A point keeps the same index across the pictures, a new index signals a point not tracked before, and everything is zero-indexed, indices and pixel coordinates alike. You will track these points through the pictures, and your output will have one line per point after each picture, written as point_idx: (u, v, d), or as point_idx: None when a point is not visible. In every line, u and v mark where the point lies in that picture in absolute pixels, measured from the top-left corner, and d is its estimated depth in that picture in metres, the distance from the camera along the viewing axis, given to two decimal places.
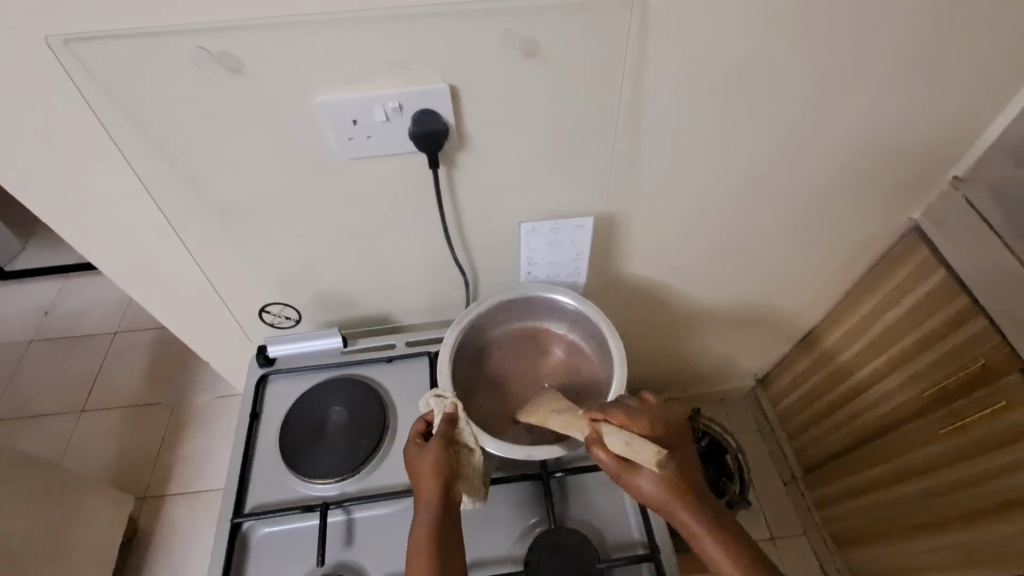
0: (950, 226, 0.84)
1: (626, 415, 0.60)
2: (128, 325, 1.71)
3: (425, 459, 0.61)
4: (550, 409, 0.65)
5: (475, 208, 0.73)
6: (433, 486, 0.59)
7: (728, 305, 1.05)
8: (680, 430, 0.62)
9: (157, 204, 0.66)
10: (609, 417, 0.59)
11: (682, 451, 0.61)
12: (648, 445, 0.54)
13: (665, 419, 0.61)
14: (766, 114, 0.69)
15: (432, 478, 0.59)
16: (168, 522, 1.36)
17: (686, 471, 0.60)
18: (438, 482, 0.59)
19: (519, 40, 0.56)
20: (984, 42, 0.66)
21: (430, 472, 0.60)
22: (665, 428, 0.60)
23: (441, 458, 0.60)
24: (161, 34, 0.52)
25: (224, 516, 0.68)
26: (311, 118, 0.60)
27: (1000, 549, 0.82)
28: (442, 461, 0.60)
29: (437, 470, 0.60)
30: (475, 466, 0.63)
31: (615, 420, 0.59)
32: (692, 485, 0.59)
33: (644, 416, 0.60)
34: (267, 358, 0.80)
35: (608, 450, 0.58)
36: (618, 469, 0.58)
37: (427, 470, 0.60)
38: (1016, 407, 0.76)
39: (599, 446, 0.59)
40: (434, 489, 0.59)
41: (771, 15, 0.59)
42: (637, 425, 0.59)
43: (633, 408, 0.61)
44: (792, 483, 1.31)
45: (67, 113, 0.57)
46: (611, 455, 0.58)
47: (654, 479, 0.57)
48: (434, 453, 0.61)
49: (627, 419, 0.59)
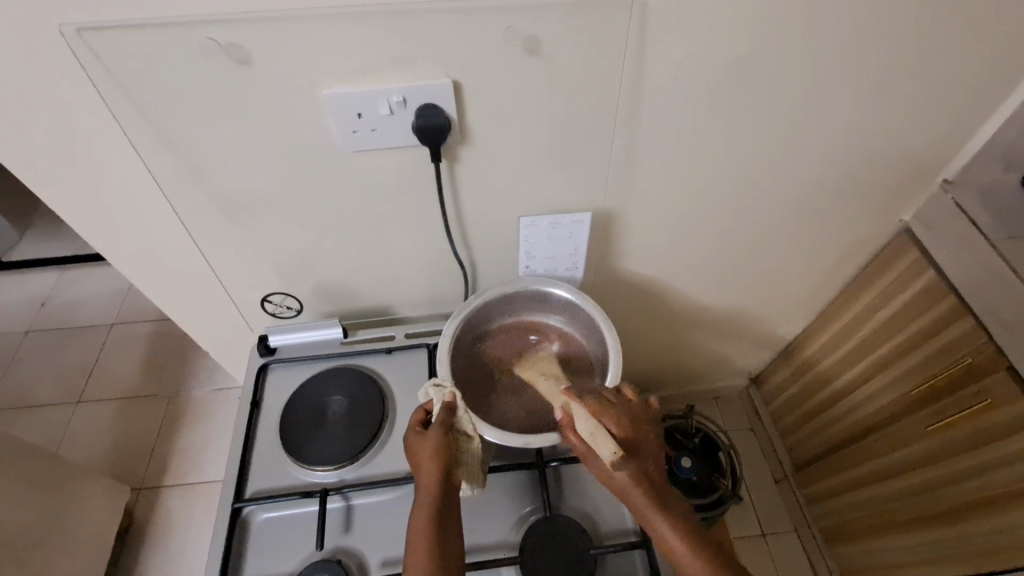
0: (939, 227, 0.86)
1: (599, 406, 0.63)
2: (126, 316, 1.72)
3: (425, 445, 0.62)
4: (540, 372, 0.73)
5: (476, 202, 0.74)
6: (433, 471, 0.60)
7: (722, 305, 1.07)
8: (656, 432, 0.63)
9: (165, 194, 0.68)
10: (586, 404, 0.63)
11: (657, 452, 0.62)
12: (608, 441, 0.59)
13: (640, 416, 0.63)
14: (761, 115, 0.70)
15: (431, 464, 0.61)
16: (163, 513, 1.37)
17: (661, 479, 0.60)
18: (438, 466, 0.61)
19: (521, 37, 0.58)
20: (975, 48, 0.68)
21: (429, 458, 0.61)
22: (639, 426, 0.62)
23: (441, 443, 0.62)
24: (174, 27, 0.53)
25: (225, 501, 0.69)
26: (316, 111, 0.61)
27: (984, 543, 0.83)
28: (441, 447, 0.62)
29: (436, 455, 0.61)
30: (473, 453, 0.64)
31: (590, 407, 0.63)
32: (660, 489, 0.59)
33: (620, 410, 0.63)
34: (268, 348, 0.82)
35: (578, 436, 0.62)
36: (586, 455, 0.61)
37: (427, 455, 0.61)
38: (1000, 405, 0.78)
39: (570, 430, 0.63)
40: (434, 473, 0.60)
41: (767, 17, 0.60)
42: (610, 417, 0.62)
43: (612, 402, 0.64)
44: (782, 480, 1.33)
45: (80, 102, 0.58)
46: (581, 441, 0.62)
47: (615, 474, 0.59)
48: (434, 439, 0.62)
49: (601, 410, 0.62)
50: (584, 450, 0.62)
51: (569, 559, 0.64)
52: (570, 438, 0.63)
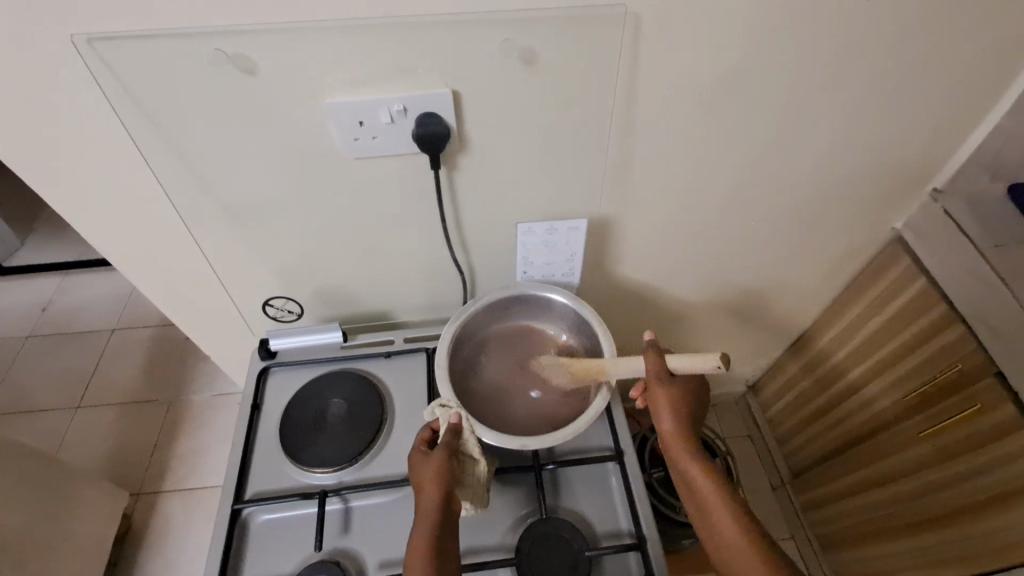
0: (930, 235, 0.87)
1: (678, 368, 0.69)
2: (126, 322, 1.73)
3: (429, 467, 0.62)
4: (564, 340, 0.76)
5: (475, 208, 0.76)
6: (434, 492, 0.60)
7: (719, 311, 1.08)
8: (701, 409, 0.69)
9: (171, 200, 0.69)
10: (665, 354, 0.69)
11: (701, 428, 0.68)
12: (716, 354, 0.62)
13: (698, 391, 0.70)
14: (752, 125, 0.72)
15: (433, 484, 0.61)
16: (161, 518, 1.37)
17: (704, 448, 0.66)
18: (440, 488, 0.61)
19: (519, 49, 0.59)
20: (961, 61, 0.70)
21: (432, 479, 0.61)
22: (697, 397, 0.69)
23: (444, 466, 0.62)
24: (182, 38, 0.55)
25: (225, 502, 0.70)
26: (318, 119, 0.62)
27: (976, 546, 0.84)
28: (444, 469, 0.62)
29: (439, 477, 0.61)
30: (478, 476, 0.65)
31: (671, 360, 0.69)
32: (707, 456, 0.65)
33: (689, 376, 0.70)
34: (269, 351, 0.83)
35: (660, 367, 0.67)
36: (656, 387, 0.67)
37: (429, 478, 0.61)
38: (989, 411, 0.79)
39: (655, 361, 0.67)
40: (435, 495, 0.60)
41: (757, 31, 0.62)
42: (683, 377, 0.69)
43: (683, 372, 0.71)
44: (780, 487, 1.34)
45: (90, 108, 0.59)
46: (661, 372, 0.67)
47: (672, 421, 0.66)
48: (438, 461, 0.62)
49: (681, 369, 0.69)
50: (661, 377, 0.67)
51: (564, 560, 0.65)
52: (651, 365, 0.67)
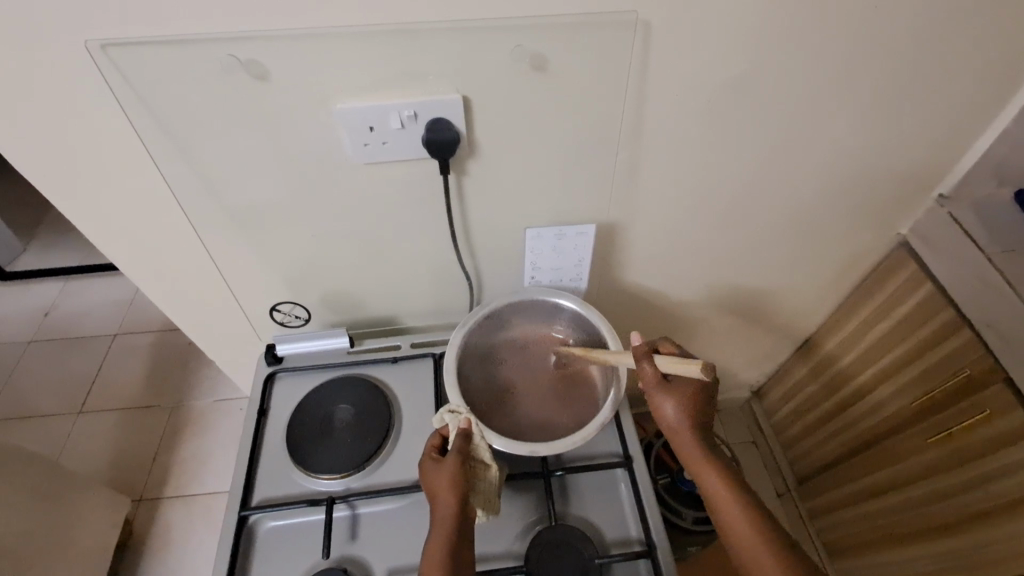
0: (937, 240, 0.87)
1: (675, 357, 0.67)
2: (129, 327, 1.72)
3: (442, 473, 0.62)
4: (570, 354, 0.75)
5: (482, 213, 0.75)
6: (450, 497, 0.60)
7: (724, 316, 1.08)
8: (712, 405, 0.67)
9: (180, 205, 0.69)
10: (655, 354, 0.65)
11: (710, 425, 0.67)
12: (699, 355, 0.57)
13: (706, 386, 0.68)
14: (760, 130, 0.72)
15: (449, 490, 0.60)
16: (162, 525, 1.36)
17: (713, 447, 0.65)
18: (456, 495, 0.60)
19: (529, 55, 0.60)
20: (969, 65, 0.69)
21: (447, 485, 0.61)
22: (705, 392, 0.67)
23: (458, 472, 0.62)
24: (195, 43, 0.55)
25: (232, 509, 0.69)
26: (329, 124, 0.63)
27: (984, 554, 0.84)
28: (459, 475, 0.62)
29: (454, 483, 0.61)
30: (490, 481, 0.65)
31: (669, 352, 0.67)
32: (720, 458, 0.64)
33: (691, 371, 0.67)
34: (276, 356, 0.82)
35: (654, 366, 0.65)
36: (655, 384, 0.65)
37: (444, 484, 0.61)
38: (999, 417, 0.79)
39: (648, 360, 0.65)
40: (452, 501, 0.60)
41: (765, 37, 0.62)
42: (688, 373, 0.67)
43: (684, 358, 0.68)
44: (785, 493, 1.32)
45: (101, 112, 0.59)
46: (654, 370, 0.65)
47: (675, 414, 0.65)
48: (452, 468, 0.62)
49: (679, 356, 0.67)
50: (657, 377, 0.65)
51: (574, 567, 0.65)
52: (645, 366, 0.65)
